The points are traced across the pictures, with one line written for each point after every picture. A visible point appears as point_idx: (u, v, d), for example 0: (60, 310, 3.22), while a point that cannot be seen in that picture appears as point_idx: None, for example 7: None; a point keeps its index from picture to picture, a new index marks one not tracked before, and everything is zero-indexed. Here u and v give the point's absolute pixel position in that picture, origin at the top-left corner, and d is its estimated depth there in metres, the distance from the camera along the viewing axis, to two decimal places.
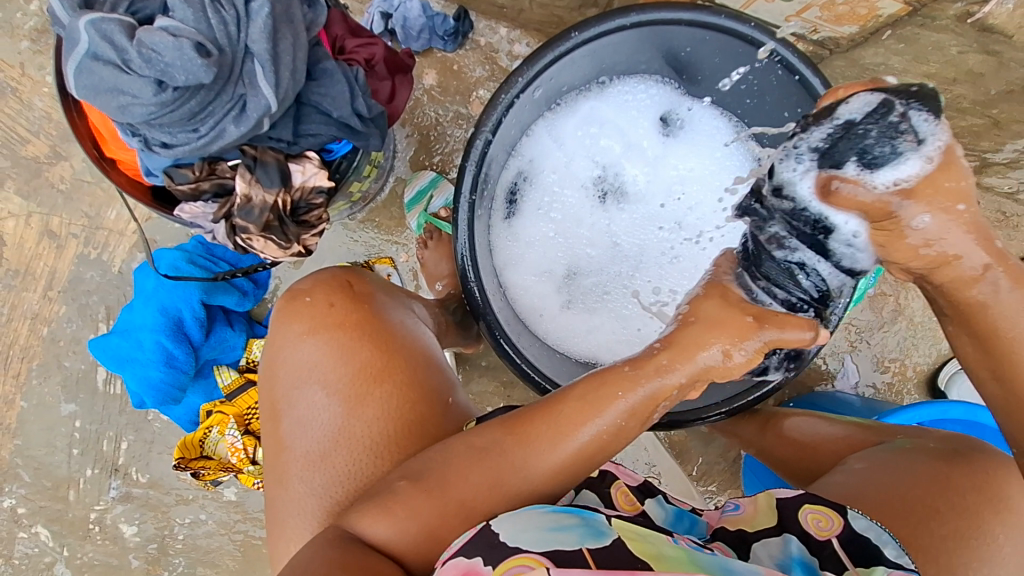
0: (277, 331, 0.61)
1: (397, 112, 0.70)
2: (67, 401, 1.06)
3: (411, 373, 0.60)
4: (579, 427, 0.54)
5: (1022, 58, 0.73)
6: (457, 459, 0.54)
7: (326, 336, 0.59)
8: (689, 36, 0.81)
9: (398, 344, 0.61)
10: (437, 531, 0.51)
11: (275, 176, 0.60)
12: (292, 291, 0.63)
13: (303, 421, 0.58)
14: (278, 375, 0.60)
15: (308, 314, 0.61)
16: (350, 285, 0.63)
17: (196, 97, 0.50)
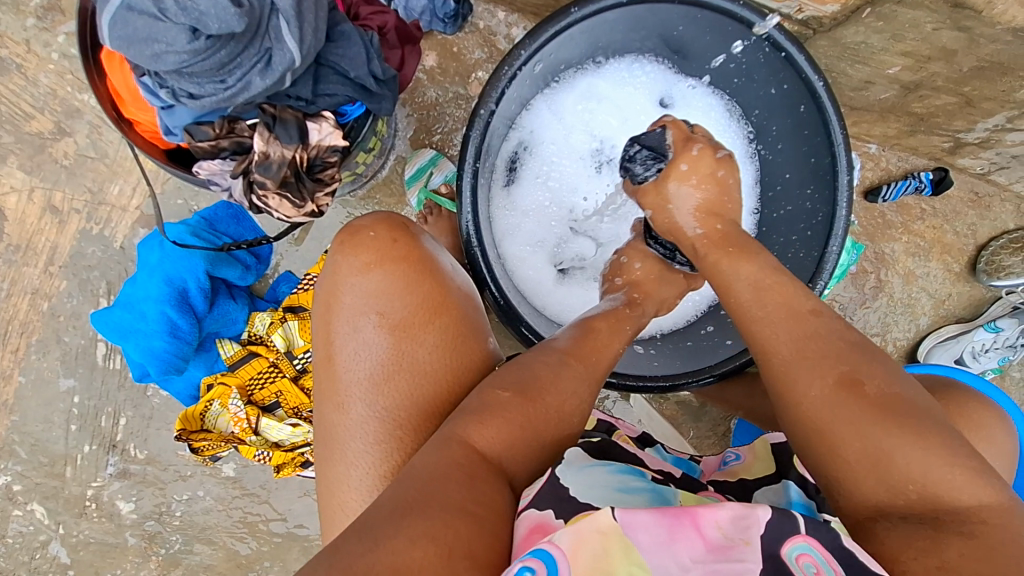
0: (338, 261, 0.61)
1: (407, 80, 0.73)
2: (66, 376, 1.06)
3: (465, 309, 0.62)
4: (614, 345, 0.68)
5: (990, 34, 0.76)
6: (544, 371, 0.60)
7: (392, 268, 0.60)
8: (682, 15, 0.86)
9: (451, 283, 0.63)
10: (541, 433, 0.56)
11: (293, 133, 0.62)
12: (352, 226, 0.63)
13: (364, 349, 0.58)
14: (340, 305, 0.60)
15: (374, 248, 0.61)
16: (407, 225, 0.64)
17: (227, 48, 0.52)
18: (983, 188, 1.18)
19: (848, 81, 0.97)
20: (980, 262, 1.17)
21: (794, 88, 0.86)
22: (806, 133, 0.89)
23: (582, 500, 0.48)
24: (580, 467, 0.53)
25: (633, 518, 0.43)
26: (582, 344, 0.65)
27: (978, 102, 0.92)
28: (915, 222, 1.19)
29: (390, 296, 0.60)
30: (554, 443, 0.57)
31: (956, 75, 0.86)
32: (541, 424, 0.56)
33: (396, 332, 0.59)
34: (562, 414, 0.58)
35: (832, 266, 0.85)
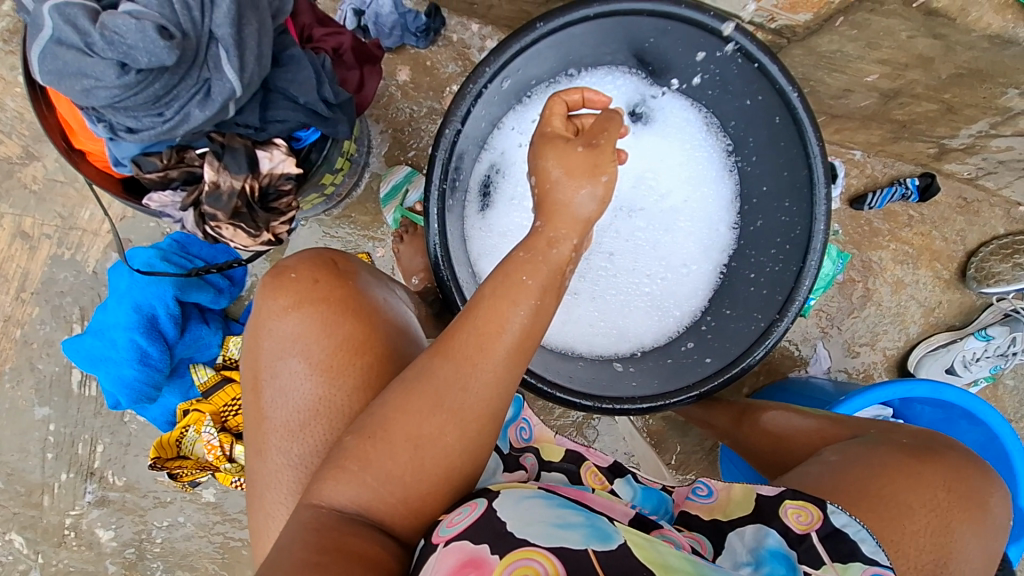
0: (261, 305, 0.59)
1: (367, 101, 0.71)
2: (41, 404, 1.05)
3: (391, 344, 0.59)
4: (507, 317, 0.54)
5: (966, 41, 0.74)
6: (392, 402, 0.53)
7: (310, 311, 0.57)
8: (651, 27, 0.84)
9: (380, 319, 0.60)
10: (393, 474, 0.52)
11: (243, 162, 0.60)
12: (276, 267, 0.61)
13: (283, 393, 0.57)
14: (261, 347, 0.58)
15: (293, 289, 0.58)
16: (335, 263, 0.62)
17: (161, 81, 0.50)
18: (971, 194, 1.16)
19: (826, 89, 0.94)
20: (970, 269, 1.16)
21: (768, 100, 0.85)
22: (781, 144, 0.87)
23: (517, 536, 0.49)
24: (516, 501, 0.54)
25: None
26: (452, 334, 0.55)
27: (960, 109, 0.90)
28: (902, 229, 1.17)
29: (309, 339, 0.57)
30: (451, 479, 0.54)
31: (935, 82, 0.84)
32: (430, 468, 0.52)
33: (316, 376, 0.56)
34: (419, 440, 0.52)
35: (810, 281, 0.84)
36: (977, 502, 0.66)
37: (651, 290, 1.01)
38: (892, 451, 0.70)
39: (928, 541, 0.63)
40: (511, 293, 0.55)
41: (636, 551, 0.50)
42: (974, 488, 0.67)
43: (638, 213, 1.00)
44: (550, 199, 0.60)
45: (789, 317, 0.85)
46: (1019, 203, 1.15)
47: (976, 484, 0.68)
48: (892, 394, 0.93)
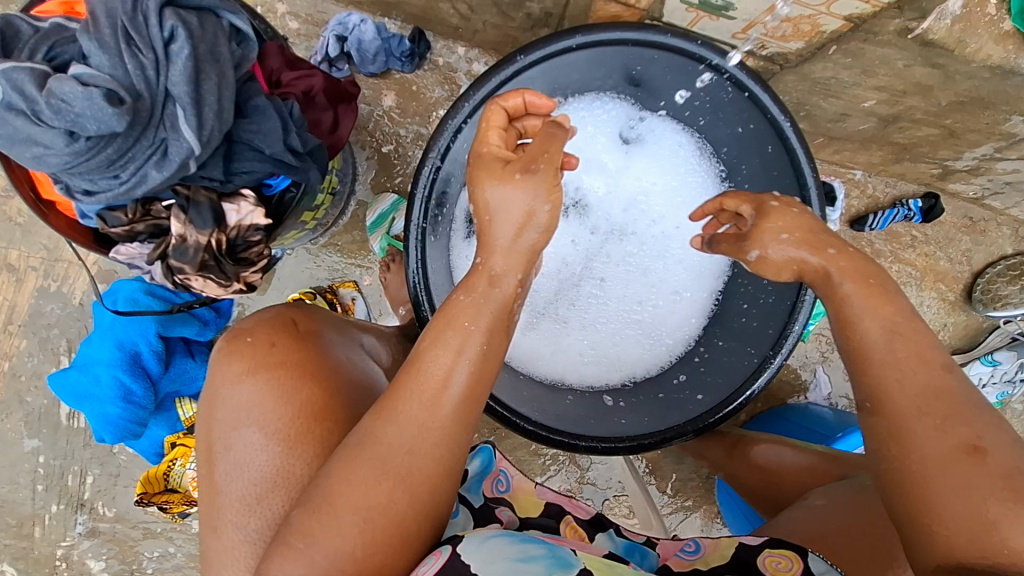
0: (216, 371, 0.58)
1: (342, 142, 0.68)
2: (30, 436, 1.05)
3: (348, 407, 0.58)
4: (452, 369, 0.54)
5: (965, 71, 0.70)
6: (335, 470, 0.51)
7: (265, 377, 0.56)
8: (638, 55, 0.81)
9: (338, 381, 0.59)
10: (344, 546, 0.49)
11: (207, 216, 0.59)
12: (234, 329, 0.59)
13: (238, 464, 0.55)
14: (215, 416, 0.57)
15: (248, 354, 0.57)
16: (294, 324, 0.61)
17: (113, 145, 0.49)
18: (977, 214, 1.13)
19: (822, 113, 0.91)
20: (976, 291, 1.12)
21: (760, 128, 0.82)
22: (774, 174, 0.84)
23: None
24: (479, 540, 0.53)
25: None
26: (398, 392, 0.54)
27: (961, 134, 0.87)
28: (905, 250, 1.14)
29: (265, 407, 0.55)
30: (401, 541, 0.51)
31: (935, 109, 0.81)
32: (382, 540, 0.50)
33: (273, 446, 0.55)
34: (368, 508, 0.50)
35: (805, 317, 0.81)
36: None
37: (643, 318, 0.96)
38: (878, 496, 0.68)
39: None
40: (461, 343, 0.55)
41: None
42: None
43: (630, 238, 0.95)
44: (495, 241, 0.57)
45: (783, 354, 0.83)
46: None
47: None
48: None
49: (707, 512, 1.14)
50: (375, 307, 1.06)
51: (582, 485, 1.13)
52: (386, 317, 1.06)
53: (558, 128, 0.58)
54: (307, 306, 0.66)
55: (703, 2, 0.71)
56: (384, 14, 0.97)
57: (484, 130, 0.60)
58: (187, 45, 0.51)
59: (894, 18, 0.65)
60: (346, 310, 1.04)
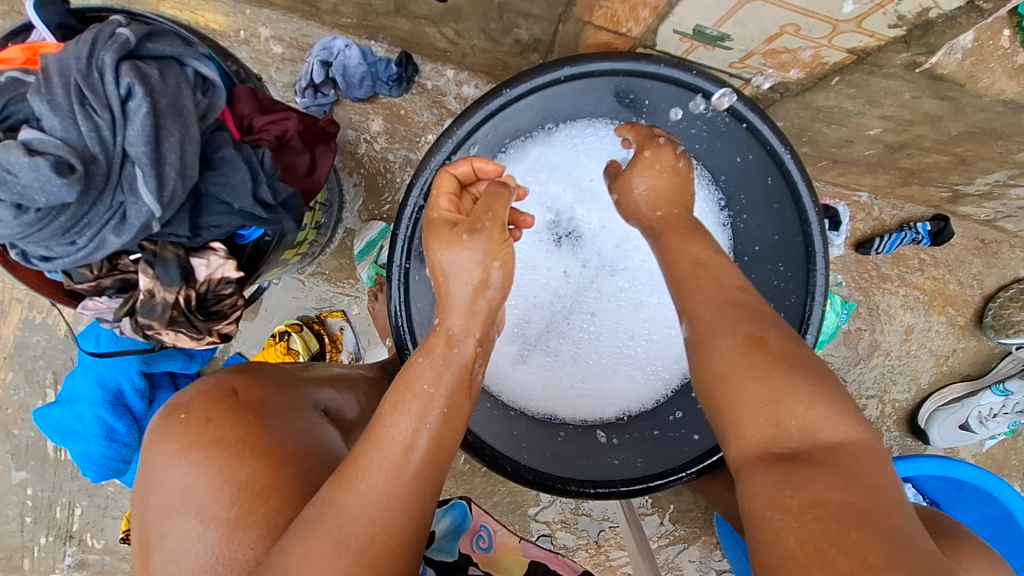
0: (149, 455, 0.54)
1: (319, 184, 0.66)
2: (18, 468, 1.03)
3: (299, 477, 0.53)
4: (408, 430, 0.50)
5: (977, 104, 0.66)
6: (292, 545, 0.46)
7: (198, 456, 0.52)
8: (632, 84, 0.77)
9: (285, 451, 0.54)
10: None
11: (175, 273, 0.56)
12: (171, 406, 0.57)
13: (173, 557, 0.49)
14: (148, 505, 0.52)
15: (183, 433, 0.54)
16: (234, 395, 0.58)
17: (67, 213, 0.46)
18: (989, 235, 1.08)
19: (826, 139, 0.87)
20: (987, 316, 1.08)
21: (760, 159, 0.78)
22: (776, 205, 0.80)
23: None
24: None
25: None
26: (351, 462, 0.50)
27: (973, 162, 0.83)
28: (913, 273, 1.10)
29: (201, 489, 0.50)
30: None
31: (944, 138, 0.77)
32: None
33: (209, 531, 0.49)
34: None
35: None
36: None
37: (639, 353, 0.91)
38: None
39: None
40: (412, 403, 0.52)
41: None
42: None
43: (626, 273, 0.91)
44: (451, 299, 0.56)
45: None
46: None
47: None
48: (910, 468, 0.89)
49: (707, 542, 1.12)
50: (364, 336, 1.04)
51: (578, 515, 1.10)
52: (375, 347, 1.04)
53: (505, 189, 0.60)
54: (256, 372, 0.63)
55: (698, 33, 0.68)
56: (370, 38, 0.94)
57: (434, 195, 0.63)
58: (145, 102, 0.48)
59: (901, 52, 0.62)
60: (335, 340, 1.02)
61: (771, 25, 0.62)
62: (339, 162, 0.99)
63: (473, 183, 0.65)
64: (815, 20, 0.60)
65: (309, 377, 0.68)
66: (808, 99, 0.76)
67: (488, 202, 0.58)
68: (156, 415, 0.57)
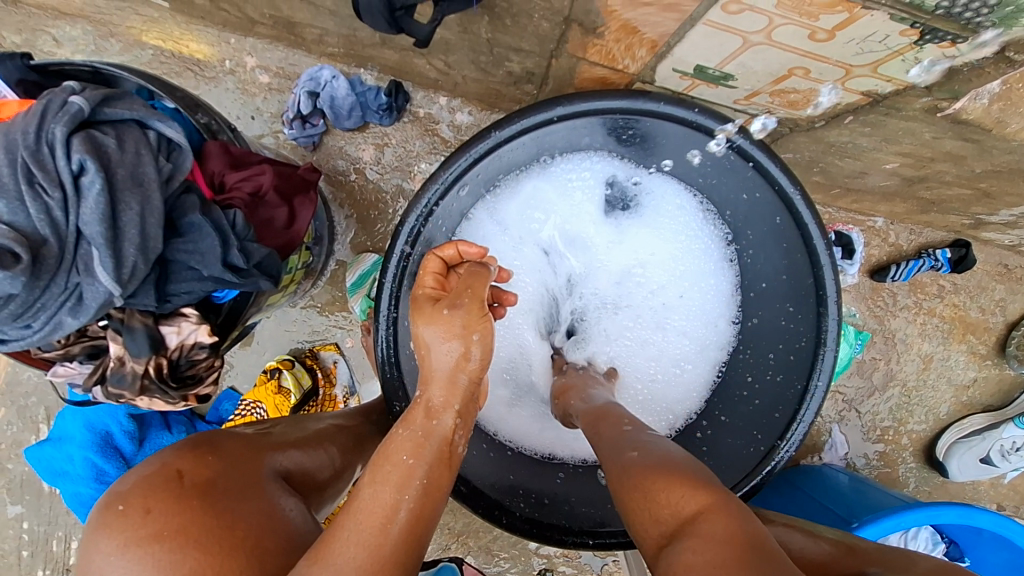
0: (85, 556, 0.48)
1: (300, 236, 0.64)
2: (13, 503, 1.03)
3: (256, 567, 0.46)
4: (386, 501, 0.47)
5: (1004, 146, 0.61)
6: None
7: (136, 556, 0.45)
8: (629, 120, 0.72)
9: (235, 538, 0.47)
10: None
11: (143, 343, 0.54)
12: (107, 498, 0.50)
13: None
14: None
15: (119, 528, 0.47)
16: (179, 477, 0.50)
17: (16, 299, 0.43)
18: (1013, 261, 1.03)
19: (839, 170, 0.82)
20: (1011, 346, 1.04)
21: (768, 197, 0.73)
22: (784, 245, 0.76)
23: None
24: None
25: None
26: (322, 543, 0.45)
27: (998, 195, 0.78)
28: (931, 301, 1.04)
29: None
30: None
31: (967, 174, 0.72)
32: None
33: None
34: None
35: (815, 408, 0.74)
36: None
37: (641, 392, 0.88)
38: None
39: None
40: (391, 476, 0.48)
41: None
42: None
43: (626, 311, 0.87)
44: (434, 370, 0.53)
45: (789, 447, 0.75)
46: None
47: None
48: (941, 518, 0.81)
49: None
50: (359, 370, 1.01)
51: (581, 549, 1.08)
52: (369, 381, 1.01)
53: (481, 267, 0.58)
54: (212, 439, 0.57)
55: (700, 71, 0.64)
56: (359, 66, 0.90)
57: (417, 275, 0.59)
58: (99, 176, 0.45)
59: (921, 96, 0.57)
60: (328, 374, 1.00)
61: (778, 67, 0.59)
62: (330, 192, 0.96)
63: (459, 265, 0.61)
64: (825, 65, 0.56)
65: (273, 441, 0.62)
66: (822, 137, 0.71)
67: (467, 276, 0.57)
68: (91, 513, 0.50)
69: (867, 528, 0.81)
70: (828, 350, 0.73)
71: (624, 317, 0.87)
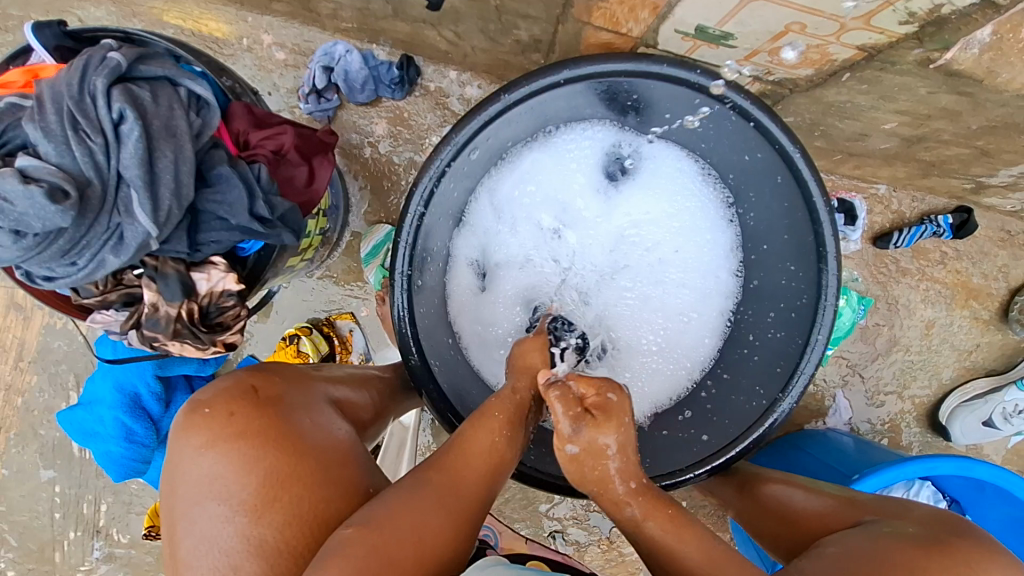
0: (174, 448, 0.57)
1: (318, 196, 0.66)
2: (46, 467, 1.07)
3: (324, 468, 0.57)
4: (484, 439, 0.62)
5: (997, 99, 0.63)
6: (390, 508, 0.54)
7: (225, 449, 0.55)
8: (632, 86, 0.75)
9: (308, 442, 0.58)
10: (396, 560, 0.50)
11: (176, 289, 0.58)
12: (192, 402, 0.59)
13: (206, 538, 0.53)
14: (177, 492, 0.55)
15: (207, 426, 0.57)
16: (254, 389, 0.59)
17: (65, 236, 0.47)
18: (1016, 227, 1.04)
19: (839, 133, 0.84)
20: (1013, 309, 1.04)
21: (769, 157, 0.75)
22: (787, 203, 0.77)
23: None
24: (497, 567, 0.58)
25: None
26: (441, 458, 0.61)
27: (996, 154, 0.79)
28: (934, 267, 1.06)
29: (229, 477, 0.54)
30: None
31: (964, 132, 0.74)
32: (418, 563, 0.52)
33: (239, 517, 0.53)
34: (421, 532, 0.53)
35: (818, 356, 0.76)
36: None
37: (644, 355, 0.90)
38: (900, 543, 0.66)
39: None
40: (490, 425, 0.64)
41: None
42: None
43: (629, 276, 0.89)
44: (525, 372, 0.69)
45: (793, 397, 0.77)
46: None
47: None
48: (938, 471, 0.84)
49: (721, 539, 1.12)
50: (373, 337, 1.05)
51: (590, 512, 1.11)
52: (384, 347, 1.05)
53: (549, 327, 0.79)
54: (268, 365, 0.64)
55: (700, 32, 0.67)
56: (372, 41, 0.94)
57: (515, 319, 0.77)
58: (137, 124, 0.49)
59: (913, 48, 0.59)
60: (344, 342, 1.03)
61: (775, 24, 0.61)
62: (345, 165, 1.00)
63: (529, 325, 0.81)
64: (820, 19, 0.59)
65: (320, 374, 0.70)
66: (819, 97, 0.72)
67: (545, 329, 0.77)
68: (178, 413, 0.59)
69: (864, 482, 0.85)
70: (828, 302, 0.75)
71: (628, 282, 0.89)
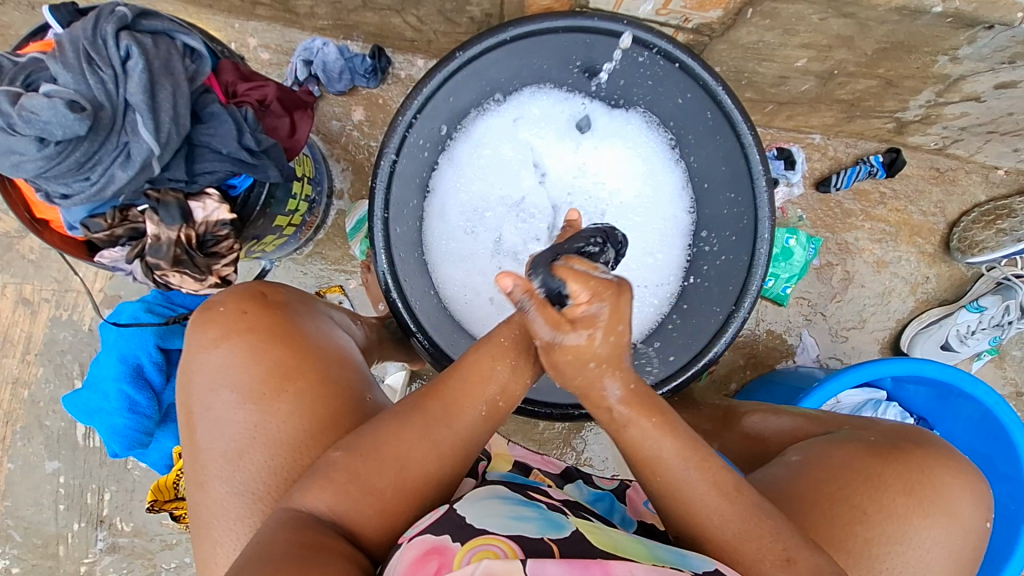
0: (190, 342, 0.63)
1: (300, 144, 0.75)
2: (51, 458, 1.11)
3: (329, 369, 0.63)
4: (488, 371, 0.60)
5: (876, 17, 0.75)
6: (380, 432, 0.57)
7: (236, 340, 0.62)
8: (574, 43, 0.82)
9: (311, 343, 0.64)
10: (375, 487, 0.55)
11: (175, 214, 0.66)
12: (207, 302, 0.65)
13: (218, 422, 0.60)
14: (193, 380, 0.62)
15: (220, 322, 0.63)
16: (263, 294, 0.66)
17: (80, 148, 0.57)
18: (944, 164, 1.14)
19: (763, 79, 0.95)
20: (953, 240, 1.12)
21: (698, 96, 0.82)
22: (719, 139, 0.84)
23: (476, 527, 0.52)
24: (474, 502, 0.56)
25: (542, 569, 0.45)
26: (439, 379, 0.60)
27: (900, 82, 0.91)
28: (876, 206, 1.15)
29: (239, 368, 0.61)
30: (407, 496, 0.56)
31: (864, 59, 0.85)
32: (396, 486, 0.56)
33: (247, 403, 0.60)
34: (404, 464, 0.56)
35: (763, 268, 0.81)
36: (945, 503, 0.64)
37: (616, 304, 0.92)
38: (859, 450, 0.69)
39: (885, 548, 0.62)
40: (488, 367, 0.60)
41: (588, 535, 0.55)
42: (935, 491, 0.64)
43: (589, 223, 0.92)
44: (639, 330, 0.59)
45: (746, 307, 0.82)
46: (996, 167, 1.12)
47: (948, 488, 0.65)
48: (880, 372, 0.92)
49: None
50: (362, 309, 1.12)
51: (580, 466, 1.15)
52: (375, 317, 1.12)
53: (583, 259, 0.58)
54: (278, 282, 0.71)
55: None
56: (346, 37, 1.06)
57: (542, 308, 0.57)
58: (141, 60, 0.59)
59: None
60: None
61: None
62: (327, 150, 1.09)
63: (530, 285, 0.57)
64: None
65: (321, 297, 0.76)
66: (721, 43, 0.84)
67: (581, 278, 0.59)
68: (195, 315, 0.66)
69: (815, 393, 0.91)
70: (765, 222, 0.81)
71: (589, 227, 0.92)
